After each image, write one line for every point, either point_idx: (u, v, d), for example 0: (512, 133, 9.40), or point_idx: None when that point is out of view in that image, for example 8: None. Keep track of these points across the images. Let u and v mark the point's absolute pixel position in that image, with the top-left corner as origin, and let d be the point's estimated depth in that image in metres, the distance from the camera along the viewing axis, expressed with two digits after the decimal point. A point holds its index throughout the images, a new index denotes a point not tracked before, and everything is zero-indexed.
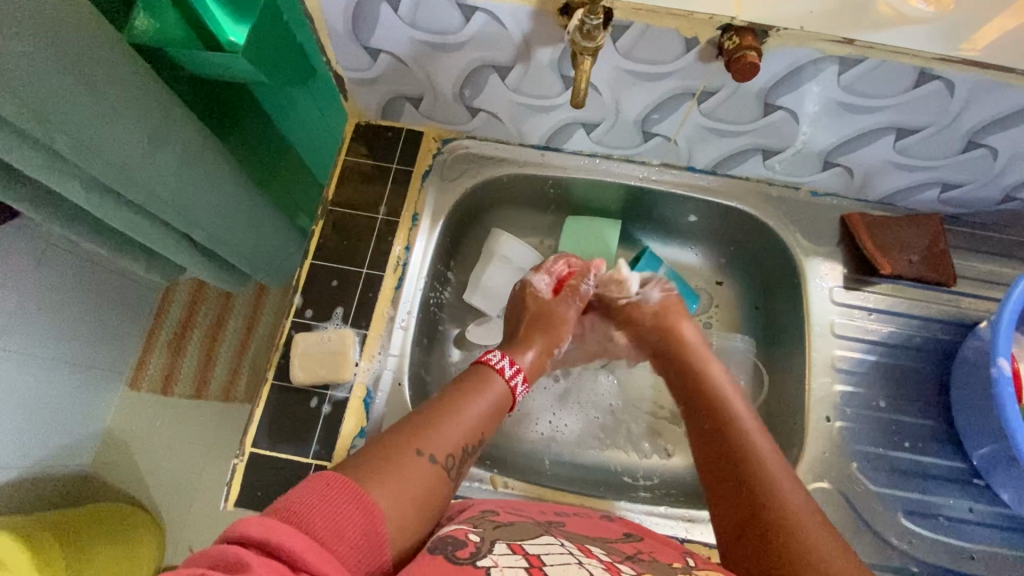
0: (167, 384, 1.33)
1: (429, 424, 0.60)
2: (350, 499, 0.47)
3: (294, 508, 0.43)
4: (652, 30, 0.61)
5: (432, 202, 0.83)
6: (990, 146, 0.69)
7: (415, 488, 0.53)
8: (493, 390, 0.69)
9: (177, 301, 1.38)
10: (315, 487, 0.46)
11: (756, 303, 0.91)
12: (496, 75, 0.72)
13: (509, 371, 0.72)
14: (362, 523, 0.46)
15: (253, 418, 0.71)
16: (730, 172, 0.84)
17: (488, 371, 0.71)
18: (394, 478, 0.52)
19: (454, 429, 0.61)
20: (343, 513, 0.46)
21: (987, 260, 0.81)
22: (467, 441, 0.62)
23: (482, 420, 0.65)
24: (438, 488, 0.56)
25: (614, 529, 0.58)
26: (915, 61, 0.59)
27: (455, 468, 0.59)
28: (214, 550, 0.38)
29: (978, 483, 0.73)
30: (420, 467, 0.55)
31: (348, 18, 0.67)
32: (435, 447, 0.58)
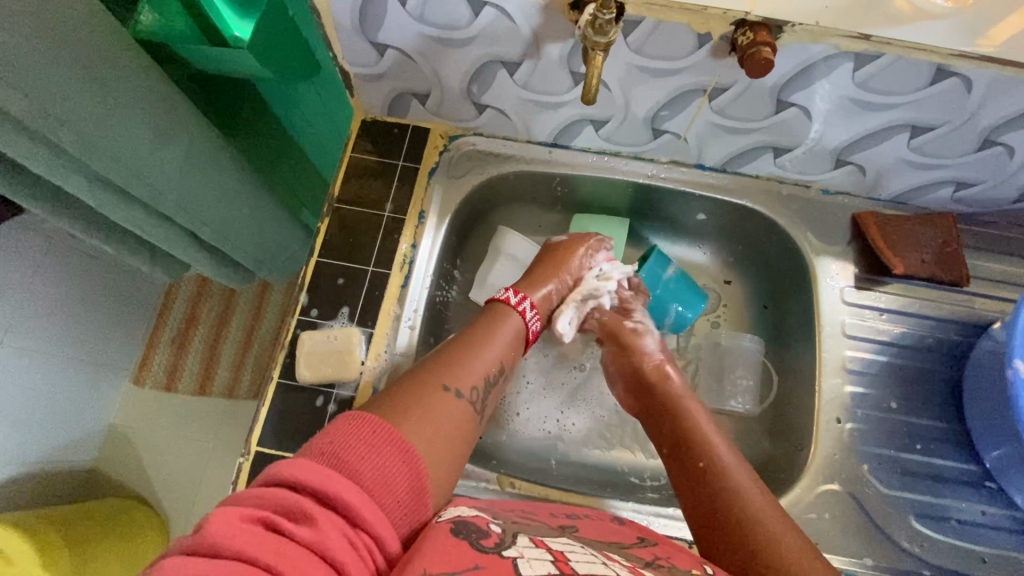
0: (171, 381, 1.33)
1: (449, 362, 0.61)
2: (392, 445, 0.48)
3: (345, 457, 0.44)
4: (663, 25, 0.60)
5: (438, 200, 0.83)
6: (1006, 144, 0.68)
7: (444, 423, 0.54)
8: (511, 327, 0.69)
9: (180, 298, 1.37)
10: (361, 430, 0.47)
11: (765, 303, 0.90)
12: (504, 71, 0.71)
13: (516, 300, 0.72)
14: (405, 472, 0.47)
15: (259, 417, 0.70)
16: (739, 170, 0.83)
17: (505, 309, 0.71)
18: (423, 412, 0.54)
19: (475, 365, 0.62)
20: (389, 461, 0.46)
21: (1001, 260, 0.80)
22: (488, 373, 0.63)
23: (503, 353, 0.67)
24: (466, 421, 0.57)
25: (627, 534, 0.58)
26: (932, 58, 0.58)
27: (479, 401, 0.61)
28: (275, 493, 0.40)
29: (991, 487, 0.72)
30: (446, 400, 0.57)
31: (355, 13, 0.66)
32: (459, 381, 0.60)
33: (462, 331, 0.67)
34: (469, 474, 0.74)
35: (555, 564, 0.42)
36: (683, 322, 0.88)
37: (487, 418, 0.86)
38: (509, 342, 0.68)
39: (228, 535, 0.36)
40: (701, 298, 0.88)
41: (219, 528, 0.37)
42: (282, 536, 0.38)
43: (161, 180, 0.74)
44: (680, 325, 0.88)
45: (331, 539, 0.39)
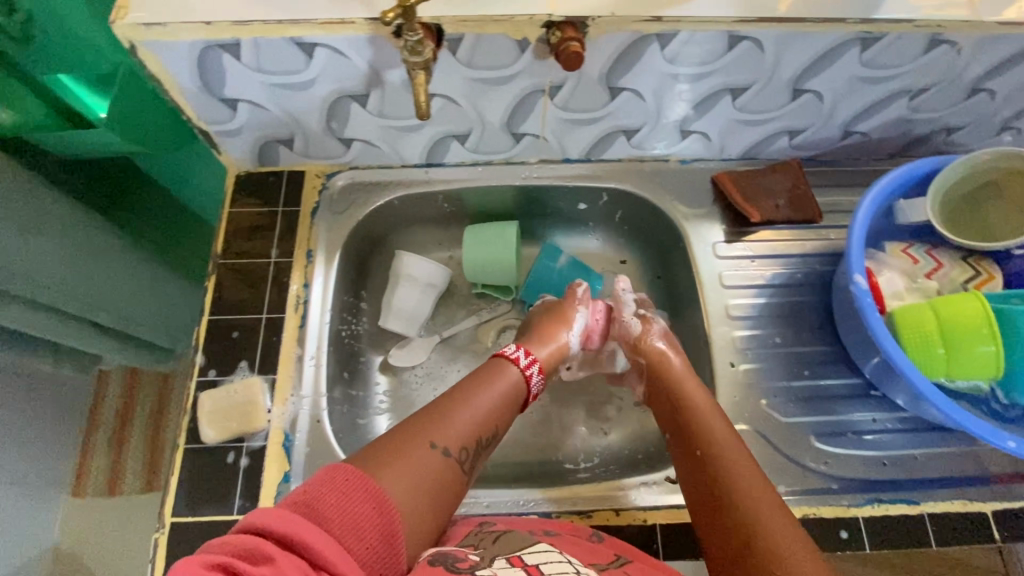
0: (113, 487, 1.25)
1: (459, 417, 0.63)
2: (366, 494, 0.50)
3: (314, 504, 0.47)
4: (483, 38, 0.65)
5: (324, 236, 0.84)
6: (813, 91, 0.76)
7: (427, 484, 0.56)
8: (512, 382, 0.70)
9: (112, 384, 1.20)
10: (335, 480, 0.50)
11: (658, 273, 0.96)
12: (356, 104, 0.74)
13: (524, 360, 0.73)
14: (375, 520, 0.49)
15: (170, 487, 0.69)
16: (603, 157, 0.89)
17: (505, 362, 0.72)
18: (406, 473, 0.56)
19: (467, 424, 0.63)
20: (360, 507, 0.49)
21: (843, 193, 0.89)
22: (479, 436, 0.64)
23: (493, 411, 0.66)
24: (450, 481, 0.59)
25: (605, 553, 0.59)
26: (721, 27, 0.66)
27: (468, 462, 0.62)
28: (239, 540, 0.42)
29: (877, 395, 0.78)
30: (431, 462, 0.58)
31: (196, 75, 0.68)
32: (447, 440, 0.61)
33: (452, 387, 0.67)
34: None
35: None
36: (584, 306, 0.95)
37: None
38: (507, 396, 0.69)
39: None
40: (597, 279, 0.94)
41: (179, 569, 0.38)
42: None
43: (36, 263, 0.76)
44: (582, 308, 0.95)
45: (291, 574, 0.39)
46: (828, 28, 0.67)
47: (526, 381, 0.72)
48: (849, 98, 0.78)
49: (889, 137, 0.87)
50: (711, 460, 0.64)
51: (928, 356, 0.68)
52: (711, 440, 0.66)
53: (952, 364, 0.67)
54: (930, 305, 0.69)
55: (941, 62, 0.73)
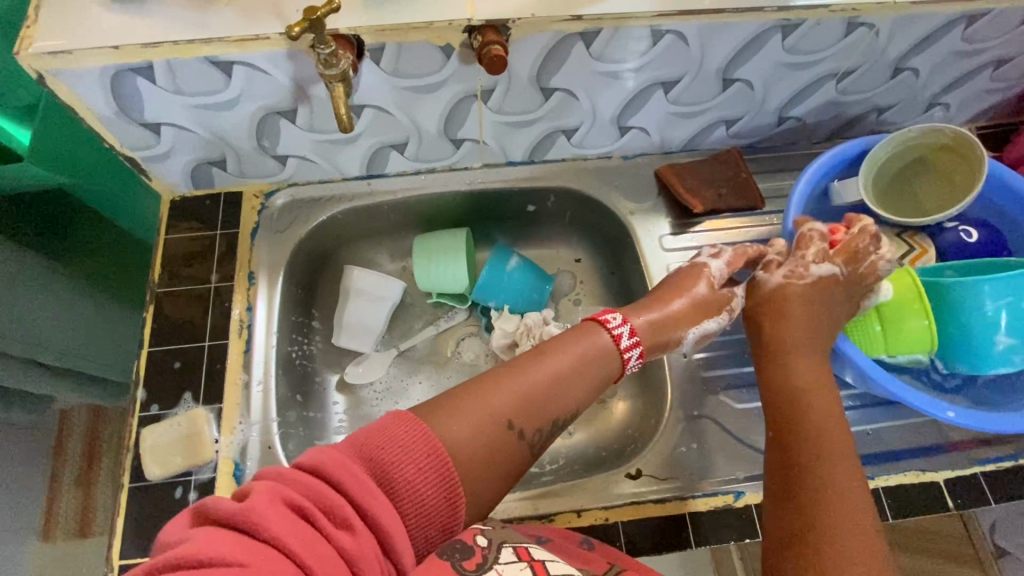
0: (46, 527, 1.06)
1: (541, 395, 0.58)
2: (438, 474, 0.49)
3: (389, 468, 0.47)
4: (406, 46, 0.64)
5: (266, 257, 0.82)
6: (743, 80, 0.77)
7: (495, 466, 0.54)
8: (596, 359, 0.62)
9: (75, 429, 1.03)
10: (409, 445, 0.49)
11: (611, 269, 0.96)
12: (285, 120, 0.73)
13: (626, 340, 0.65)
14: (443, 500, 0.49)
15: (115, 529, 0.66)
16: (546, 158, 0.89)
17: (598, 328, 0.64)
18: (479, 450, 0.53)
19: (549, 401, 0.58)
20: (431, 486, 0.49)
21: (784, 178, 0.90)
22: (560, 418, 0.59)
23: (576, 392, 0.60)
24: (517, 463, 0.56)
25: (599, 561, 0.56)
26: (642, 23, 0.66)
27: (539, 446, 0.58)
28: (317, 489, 0.43)
29: (827, 375, 0.79)
30: (507, 441, 0.55)
31: (112, 101, 0.66)
32: (525, 421, 0.56)
33: (545, 355, 0.61)
34: None
35: None
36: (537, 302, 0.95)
37: None
38: (590, 370, 0.62)
39: (269, 521, 0.40)
40: (548, 279, 0.96)
41: (259, 501, 0.41)
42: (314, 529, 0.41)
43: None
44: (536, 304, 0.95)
45: (360, 548, 0.42)
46: (748, 17, 0.68)
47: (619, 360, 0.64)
48: (778, 84, 0.79)
49: (823, 120, 0.89)
50: (802, 425, 0.61)
51: (866, 333, 0.71)
52: (812, 414, 0.61)
53: (889, 341, 0.70)
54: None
55: (861, 44, 0.75)
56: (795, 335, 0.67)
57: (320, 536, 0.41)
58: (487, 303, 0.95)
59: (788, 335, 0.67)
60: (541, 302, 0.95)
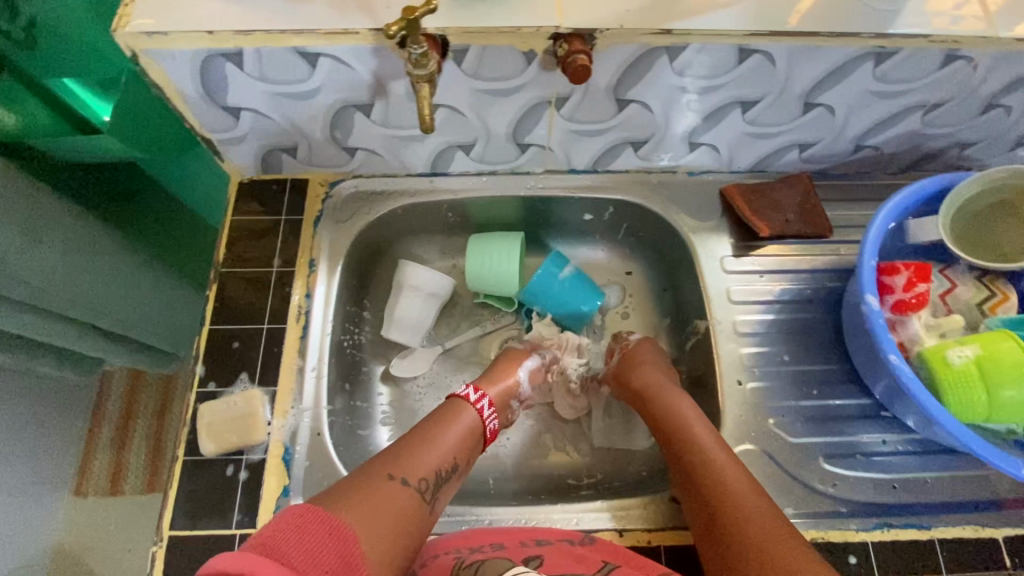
0: (114, 484, 1.27)
1: (401, 454, 0.66)
2: (322, 527, 0.52)
3: (268, 542, 0.48)
4: (489, 49, 0.64)
5: (327, 246, 0.84)
6: (825, 104, 0.75)
7: (392, 512, 0.59)
8: (464, 422, 0.74)
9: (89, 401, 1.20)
10: (290, 526, 0.51)
11: (664, 286, 0.95)
12: (361, 113, 0.74)
13: (474, 396, 0.77)
14: (332, 548, 0.51)
15: (168, 500, 0.68)
16: (610, 168, 0.88)
17: (460, 403, 0.76)
18: (369, 503, 0.58)
19: (427, 456, 0.67)
20: (314, 541, 0.50)
21: (854, 207, 0.87)
22: (441, 466, 0.67)
23: (455, 446, 0.70)
24: (415, 510, 0.61)
25: (592, 561, 0.60)
26: (731, 40, 0.64)
27: (430, 492, 0.64)
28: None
29: (886, 416, 0.76)
30: (394, 491, 0.61)
31: (199, 84, 0.67)
32: (409, 472, 0.64)
33: (416, 428, 0.71)
34: None
35: None
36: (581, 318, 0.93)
37: None
38: (464, 435, 0.72)
39: None
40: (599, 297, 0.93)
41: None
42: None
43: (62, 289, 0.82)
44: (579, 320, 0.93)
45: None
46: (842, 42, 0.65)
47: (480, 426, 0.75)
48: (861, 112, 0.77)
49: (901, 152, 0.86)
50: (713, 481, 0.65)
51: (970, 401, 0.65)
52: (711, 466, 0.67)
53: (994, 408, 0.64)
54: (964, 349, 0.66)
55: (955, 77, 0.71)
56: (686, 409, 0.74)
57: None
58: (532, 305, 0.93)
59: (673, 409, 0.74)
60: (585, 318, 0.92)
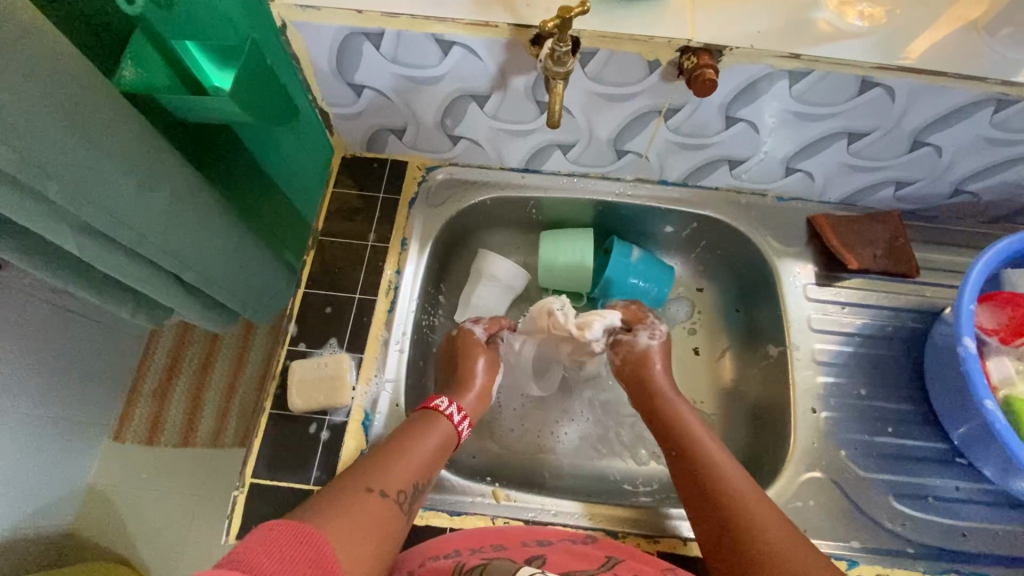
0: (152, 433, 1.41)
1: (378, 465, 0.64)
2: (296, 541, 0.50)
3: (243, 558, 0.45)
4: (617, 55, 0.66)
5: (419, 227, 0.87)
6: (934, 144, 0.75)
7: (369, 527, 0.57)
8: (441, 431, 0.72)
9: (163, 344, 1.47)
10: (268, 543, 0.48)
11: (736, 306, 0.95)
12: (475, 103, 0.76)
13: (454, 416, 0.75)
14: (307, 559, 0.49)
15: (253, 448, 0.71)
16: (699, 184, 0.89)
17: (435, 416, 0.73)
18: (345, 517, 0.56)
19: (402, 466, 0.65)
20: (290, 553, 0.48)
21: (945, 251, 0.87)
22: (417, 478, 0.65)
23: (432, 457, 0.68)
24: (392, 522, 0.59)
25: (596, 555, 0.61)
26: (856, 71, 0.65)
27: (407, 502, 0.63)
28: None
29: (961, 462, 0.75)
30: (370, 504, 0.59)
31: (333, 58, 0.71)
32: (386, 483, 0.62)
33: (391, 437, 0.68)
34: (465, 489, 0.74)
35: None
36: (659, 298, 0.95)
37: (480, 437, 0.88)
38: (442, 443, 0.71)
39: None
40: (669, 270, 0.95)
41: None
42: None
43: (177, 250, 0.86)
44: (657, 301, 0.95)
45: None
46: (968, 84, 0.65)
47: (456, 436, 0.74)
48: (968, 156, 0.76)
49: (998, 202, 0.85)
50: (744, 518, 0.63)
51: None
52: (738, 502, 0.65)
53: None
54: None
55: None
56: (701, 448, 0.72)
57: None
58: (605, 298, 0.96)
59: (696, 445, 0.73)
60: (662, 295, 0.95)
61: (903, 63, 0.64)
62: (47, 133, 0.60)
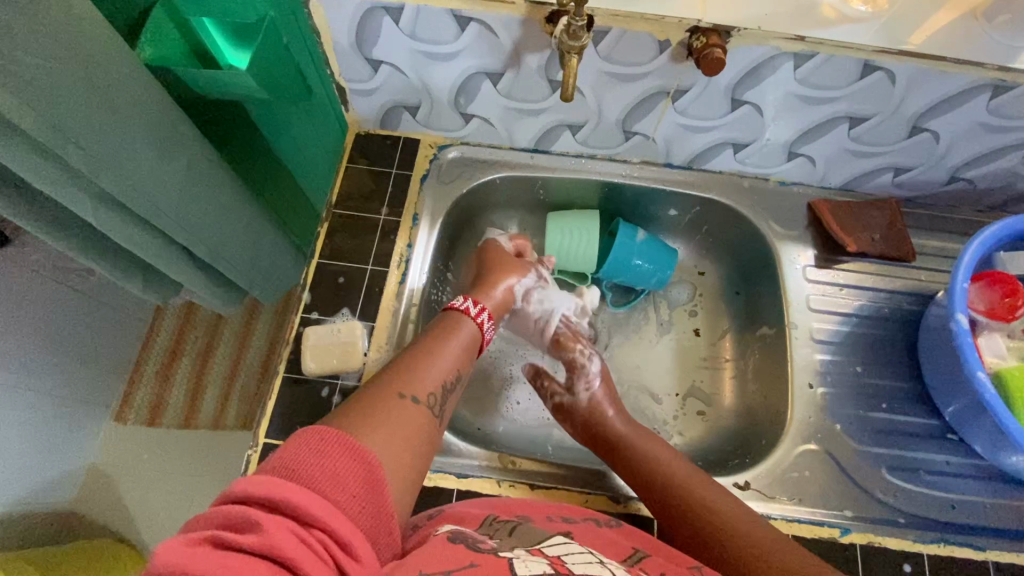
0: (154, 415, 1.42)
1: (407, 371, 0.66)
2: (345, 451, 0.51)
3: (293, 465, 0.48)
4: (628, 34, 0.68)
5: (430, 203, 0.89)
6: (932, 130, 0.77)
7: (403, 427, 0.59)
8: (465, 334, 0.75)
9: (165, 328, 1.47)
10: (313, 444, 0.50)
11: (737, 289, 0.98)
12: (488, 81, 0.79)
13: (473, 310, 0.78)
14: (357, 472, 0.50)
15: (265, 410, 0.73)
16: (703, 167, 0.92)
17: (457, 315, 0.76)
18: (383, 422, 0.58)
19: (426, 371, 0.67)
20: (341, 464, 0.50)
21: (940, 237, 0.89)
22: (444, 379, 0.68)
23: (455, 359, 0.71)
24: (423, 423, 0.62)
25: (623, 544, 0.61)
26: (859, 55, 0.67)
27: (437, 403, 0.66)
28: (225, 510, 0.44)
29: (953, 439, 0.78)
30: (403, 407, 0.61)
31: (352, 33, 0.73)
32: (415, 389, 0.64)
33: (417, 344, 0.71)
34: (471, 454, 0.77)
35: (551, 565, 0.48)
36: (661, 280, 0.98)
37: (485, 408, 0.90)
38: (465, 348, 0.73)
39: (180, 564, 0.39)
40: (674, 254, 0.97)
41: (162, 553, 0.40)
42: (229, 546, 0.41)
43: (190, 223, 0.88)
44: (660, 283, 0.98)
45: (281, 537, 0.42)
46: (964, 70, 0.68)
47: (479, 333, 0.77)
48: (964, 143, 0.79)
49: (993, 189, 0.88)
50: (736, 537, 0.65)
51: None
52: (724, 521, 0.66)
53: None
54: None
55: None
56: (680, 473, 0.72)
57: (232, 552, 0.41)
58: (610, 279, 0.99)
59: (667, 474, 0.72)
60: (665, 277, 0.97)
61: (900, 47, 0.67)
62: (69, 94, 0.60)
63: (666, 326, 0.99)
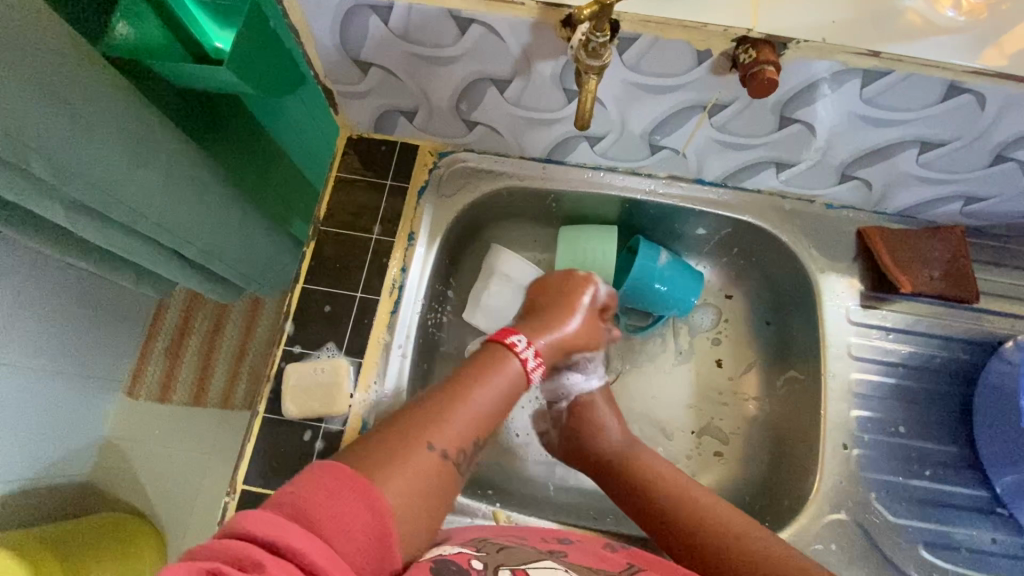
0: (164, 392, 1.37)
1: (438, 411, 0.56)
2: (358, 495, 0.45)
3: (297, 503, 0.43)
4: (662, 42, 0.56)
5: (428, 219, 0.80)
6: (1019, 160, 0.65)
7: (422, 482, 0.51)
8: (508, 376, 0.62)
9: (172, 308, 1.41)
10: (321, 480, 0.45)
11: (767, 318, 0.88)
12: (495, 88, 0.68)
13: (523, 351, 0.64)
14: (367, 522, 0.44)
15: (245, 454, 0.68)
16: (741, 185, 0.80)
17: (502, 351, 0.63)
18: (405, 477, 0.49)
19: (460, 418, 0.57)
20: (351, 509, 0.44)
21: (1011, 275, 0.77)
22: (476, 431, 0.58)
23: (493, 405, 0.60)
24: (445, 482, 0.53)
25: (616, 560, 0.57)
26: (945, 74, 0.55)
27: (464, 460, 0.56)
28: (222, 547, 0.38)
29: (1001, 513, 0.71)
30: (426, 460, 0.52)
31: (336, 32, 0.63)
32: (446, 440, 0.54)
33: (457, 377, 0.60)
34: (466, 509, 0.71)
35: None
36: (686, 305, 0.88)
37: (484, 441, 0.84)
38: (510, 388, 0.62)
39: None
40: (699, 278, 0.87)
41: None
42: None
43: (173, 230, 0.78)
44: (684, 308, 0.88)
45: None
46: None
47: (525, 378, 0.64)
48: None
49: None
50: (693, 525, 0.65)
51: None
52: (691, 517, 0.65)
53: None
54: None
55: None
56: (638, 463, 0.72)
57: None
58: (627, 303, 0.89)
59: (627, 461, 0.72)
60: (691, 302, 0.87)
61: (994, 67, 0.54)
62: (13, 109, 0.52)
63: (685, 354, 0.90)
